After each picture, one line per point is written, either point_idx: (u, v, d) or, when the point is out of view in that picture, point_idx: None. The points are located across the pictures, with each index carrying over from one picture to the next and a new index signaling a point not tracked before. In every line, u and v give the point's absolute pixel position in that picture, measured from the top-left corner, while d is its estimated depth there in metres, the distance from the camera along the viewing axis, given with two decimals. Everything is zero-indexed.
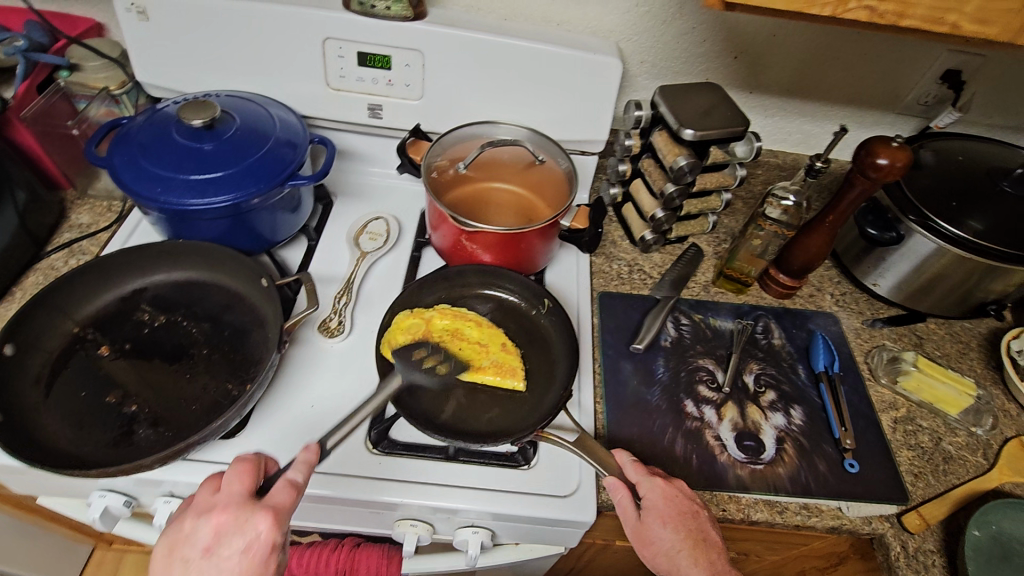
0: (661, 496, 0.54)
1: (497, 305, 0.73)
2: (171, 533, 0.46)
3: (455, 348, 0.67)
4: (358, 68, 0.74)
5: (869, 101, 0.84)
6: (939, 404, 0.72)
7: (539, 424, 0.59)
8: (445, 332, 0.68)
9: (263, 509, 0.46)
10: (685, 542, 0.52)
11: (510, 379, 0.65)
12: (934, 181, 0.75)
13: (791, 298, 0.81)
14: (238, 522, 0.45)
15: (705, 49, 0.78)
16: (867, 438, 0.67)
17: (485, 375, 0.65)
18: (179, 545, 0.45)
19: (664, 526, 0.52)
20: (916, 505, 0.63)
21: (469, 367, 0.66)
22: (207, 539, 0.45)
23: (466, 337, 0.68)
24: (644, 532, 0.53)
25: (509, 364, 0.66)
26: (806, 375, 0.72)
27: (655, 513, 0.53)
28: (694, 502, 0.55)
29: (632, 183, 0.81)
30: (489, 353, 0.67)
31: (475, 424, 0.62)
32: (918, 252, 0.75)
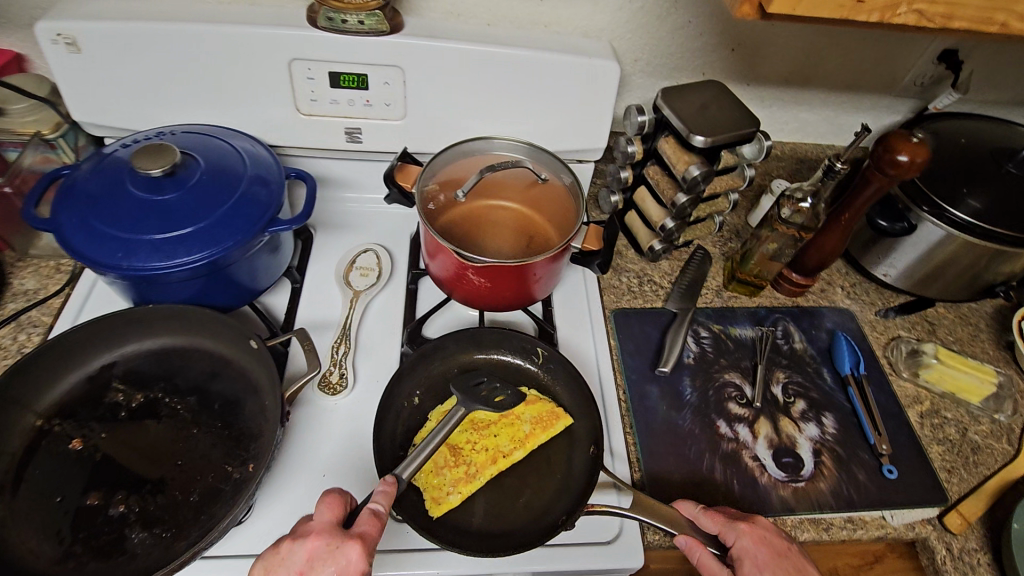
0: (749, 541, 0.51)
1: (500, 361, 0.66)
2: (263, 559, 0.43)
3: (495, 436, 0.58)
4: (331, 89, 0.67)
5: (866, 85, 0.81)
6: (961, 394, 0.71)
7: (585, 494, 0.54)
8: (466, 435, 0.58)
9: (354, 537, 0.44)
10: None
11: (559, 423, 0.59)
12: (941, 167, 0.73)
13: (802, 295, 0.80)
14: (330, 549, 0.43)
15: (702, 43, 0.74)
16: (899, 439, 0.66)
17: (539, 438, 0.58)
18: (273, 570, 0.42)
19: (761, 573, 0.49)
20: (954, 504, 0.63)
21: (518, 443, 0.57)
22: (301, 563, 0.43)
23: (489, 419, 0.59)
24: None
25: (545, 412, 0.60)
26: (832, 379, 0.70)
27: (749, 562, 0.50)
28: (785, 540, 0.52)
29: (637, 191, 0.76)
30: (526, 412, 0.60)
31: (513, 512, 0.54)
32: (928, 242, 0.74)
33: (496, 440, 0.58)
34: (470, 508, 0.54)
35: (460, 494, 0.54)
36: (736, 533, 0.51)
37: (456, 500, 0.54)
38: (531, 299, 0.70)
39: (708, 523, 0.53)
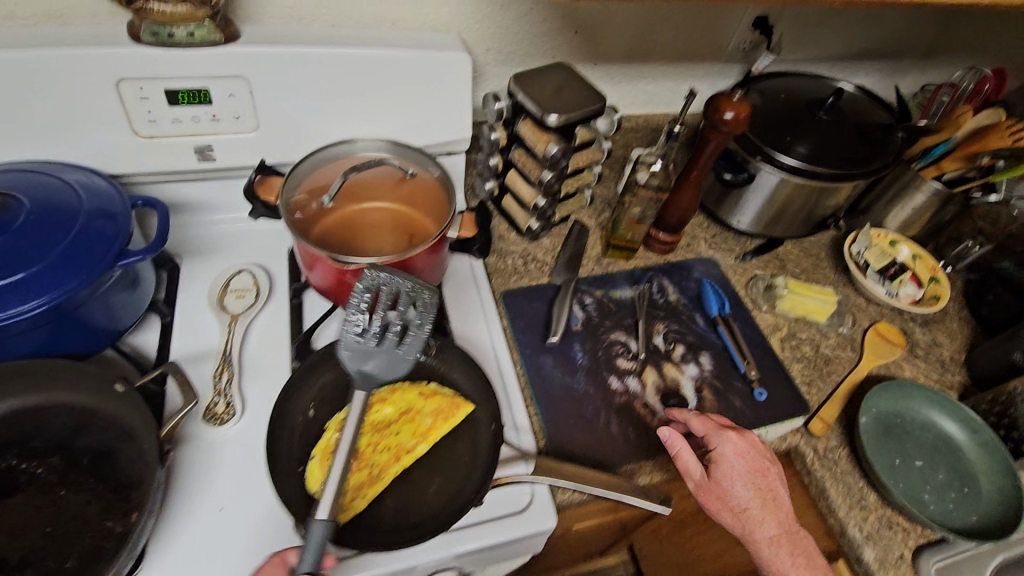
0: (733, 448, 0.61)
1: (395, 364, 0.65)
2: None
3: (397, 435, 0.59)
4: (171, 108, 0.63)
5: (698, 55, 0.89)
6: (811, 316, 0.81)
7: (490, 470, 0.56)
8: (368, 438, 0.58)
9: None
10: (757, 499, 0.60)
11: (459, 410, 0.61)
12: (769, 120, 0.83)
13: (672, 252, 0.87)
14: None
15: (546, 29, 0.77)
16: (765, 365, 0.74)
17: (441, 429, 0.59)
18: None
19: (741, 484, 0.60)
20: (816, 412, 0.72)
21: (421, 437, 0.58)
22: None
23: (390, 419, 0.60)
24: (713, 487, 0.61)
25: (444, 404, 0.61)
26: (703, 322, 0.77)
27: (733, 474, 0.60)
28: (766, 462, 0.62)
29: (507, 175, 0.79)
30: (427, 405, 0.61)
31: (424, 503, 0.55)
32: (766, 189, 0.83)
33: (398, 438, 0.58)
34: (380, 509, 0.55)
35: (365, 497, 0.54)
36: (720, 440, 0.61)
37: (362, 504, 0.54)
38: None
39: (700, 425, 0.63)
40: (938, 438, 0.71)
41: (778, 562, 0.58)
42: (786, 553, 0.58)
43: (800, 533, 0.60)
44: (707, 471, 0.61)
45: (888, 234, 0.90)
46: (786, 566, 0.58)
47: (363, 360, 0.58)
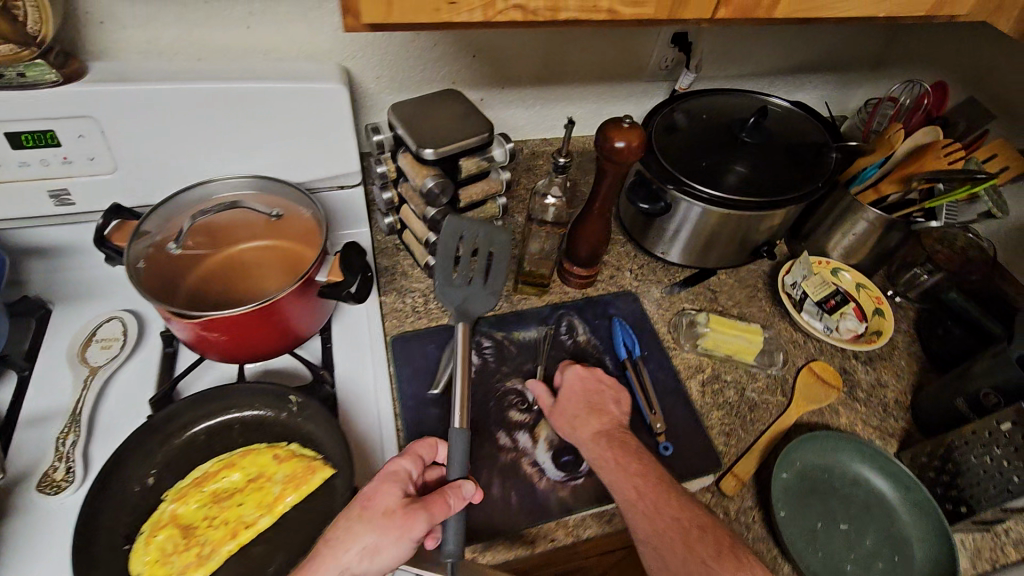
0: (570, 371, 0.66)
1: (255, 424, 0.60)
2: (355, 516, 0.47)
3: (239, 505, 0.55)
4: (14, 151, 0.59)
5: (617, 75, 0.84)
6: (737, 355, 0.74)
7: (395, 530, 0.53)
8: (206, 510, 0.54)
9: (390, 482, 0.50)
10: (586, 409, 0.62)
11: (313, 476, 0.56)
12: (687, 145, 0.77)
13: (593, 285, 0.80)
14: (352, 532, 0.46)
15: (439, 53, 0.73)
16: (677, 414, 0.68)
17: (290, 498, 0.55)
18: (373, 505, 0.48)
19: (569, 395, 0.63)
20: (730, 467, 0.65)
21: (266, 508, 0.54)
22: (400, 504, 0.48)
23: (235, 487, 0.55)
24: (553, 406, 0.63)
25: (298, 469, 0.56)
26: (612, 366, 0.71)
27: (568, 389, 0.64)
28: (609, 392, 0.64)
29: (403, 209, 0.74)
30: (279, 471, 0.56)
31: None
32: (689, 217, 0.76)
33: (240, 510, 0.54)
34: None
35: None
36: (561, 370, 0.67)
37: None
38: (308, 334, 0.66)
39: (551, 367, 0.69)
40: (870, 494, 0.64)
41: (603, 462, 0.58)
42: (600, 448, 0.58)
43: (630, 445, 0.59)
44: (551, 397, 0.65)
45: (829, 262, 0.83)
46: (609, 464, 0.57)
47: (461, 297, 0.62)
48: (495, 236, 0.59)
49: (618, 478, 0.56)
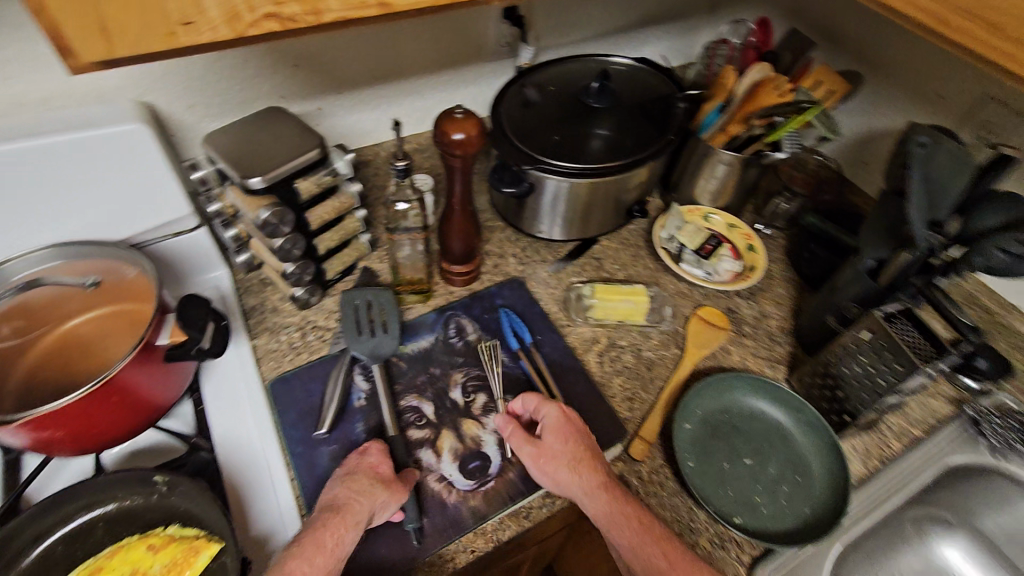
0: (557, 413, 0.58)
1: (120, 518, 0.53)
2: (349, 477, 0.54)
3: None
4: None
5: (459, 60, 0.81)
6: (627, 319, 0.74)
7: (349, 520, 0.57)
8: None
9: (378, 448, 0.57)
10: (582, 453, 0.55)
11: (196, 559, 0.50)
12: (538, 119, 0.75)
13: (477, 278, 0.78)
14: (368, 494, 0.51)
15: (253, 67, 0.66)
16: (578, 391, 0.67)
17: None
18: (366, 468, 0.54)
19: (562, 440, 0.56)
20: (638, 431, 0.64)
21: None
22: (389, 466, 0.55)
23: None
24: (542, 452, 0.55)
25: (177, 554, 0.51)
26: (507, 358, 0.69)
27: (556, 430, 0.56)
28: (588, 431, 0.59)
29: (253, 243, 0.68)
30: (157, 562, 0.51)
31: None
32: (558, 194, 0.75)
33: None
34: None
35: None
36: (542, 407, 0.59)
37: None
38: (172, 403, 0.60)
39: (525, 402, 0.60)
40: (768, 426, 0.65)
41: (612, 518, 0.51)
42: (612, 504, 0.52)
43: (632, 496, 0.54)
44: (533, 440, 0.57)
45: (699, 208, 0.86)
46: (622, 522, 0.51)
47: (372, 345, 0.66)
48: (381, 299, 0.69)
49: (638, 540, 0.50)
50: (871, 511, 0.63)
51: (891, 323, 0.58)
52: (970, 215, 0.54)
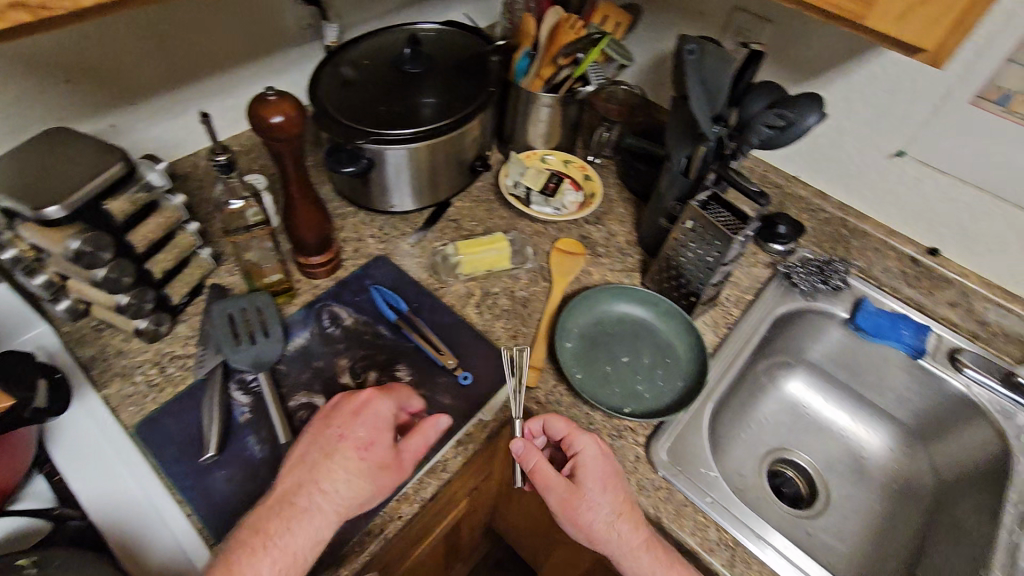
0: (595, 452, 0.56)
1: None
2: (319, 462, 0.49)
3: None
4: None
5: (262, 49, 0.77)
6: (494, 267, 0.77)
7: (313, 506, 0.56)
8: None
9: (365, 414, 0.52)
10: (620, 502, 0.55)
11: None
12: (359, 94, 0.74)
13: (340, 265, 0.76)
14: (363, 492, 0.49)
15: (14, 88, 0.58)
16: (465, 342, 0.68)
17: None
18: (348, 450, 0.50)
19: (606, 489, 0.54)
20: (528, 362, 0.68)
21: None
22: (366, 435, 0.51)
23: None
24: (576, 498, 0.54)
25: None
26: (389, 332, 0.68)
27: (595, 475, 0.55)
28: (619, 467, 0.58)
29: (71, 284, 0.61)
30: None
31: None
32: (398, 165, 0.75)
33: None
34: None
35: None
36: (579, 442, 0.56)
37: None
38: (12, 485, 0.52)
39: (556, 424, 0.57)
40: (637, 324, 0.73)
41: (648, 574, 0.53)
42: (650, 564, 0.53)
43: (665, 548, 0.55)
44: (570, 483, 0.55)
45: (536, 152, 0.91)
46: None
47: (251, 353, 0.61)
48: (255, 305, 0.65)
49: None
50: (735, 369, 0.72)
51: (708, 210, 0.68)
52: (744, 104, 0.65)
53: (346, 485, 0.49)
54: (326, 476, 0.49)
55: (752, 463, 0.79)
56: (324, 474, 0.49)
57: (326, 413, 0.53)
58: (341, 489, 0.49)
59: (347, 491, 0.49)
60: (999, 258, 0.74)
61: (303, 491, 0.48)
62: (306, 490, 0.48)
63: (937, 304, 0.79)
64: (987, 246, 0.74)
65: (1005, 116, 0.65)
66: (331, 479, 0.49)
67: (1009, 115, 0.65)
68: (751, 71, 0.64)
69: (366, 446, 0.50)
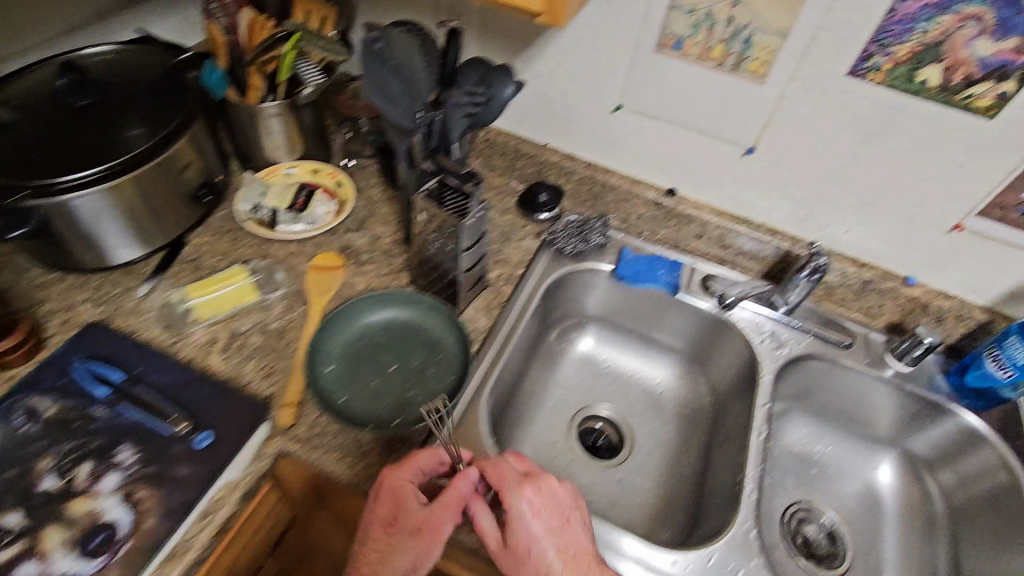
0: (534, 506, 0.54)
1: None
2: (383, 540, 0.52)
3: None
4: None
5: None
6: (238, 303, 0.70)
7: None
8: None
9: (414, 467, 0.55)
10: (559, 562, 0.52)
11: None
12: (14, 142, 0.62)
13: (44, 345, 0.64)
14: (410, 548, 0.51)
15: None
16: (204, 397, 0.61)
17: None
18: (405, 516, 0.52)
19: (541, 549, 0.52)
20: (282, 400, 0.62)
21: None
22: (416, 499, 0.53)
23: None
24: (504, 561, 0.52)
25: None
26: (107, 410, 0.59)
27: (523, 534, 0.53)
28: (573, 509, 0.55)
29: None
30: None
31: None
32: (93, 216, 0.64)
33: None
34: None
35: None
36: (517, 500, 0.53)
37: None
38: None
39: (494, 476, 0.54)
40: (402, 327, 0.70)
41: None
42: None
43: None
44: (500, 542, 0.53)
45: (279, 167, 0.83)
46: None
47: None
48: None
49: None
50: (507, 346, 0.73)
51: (447, 196, 0.65)
52: (455, 85, 0.63)
53: (406, 555, 0.51)
54: (394, 535, 0.52)
55: (561, 430, 0.81)
56: (392, 552, 0.51)
57: (390, 474, 0.54)
58: (406, 562, 0.51)
59: (413, 564, 0.51)
60: (721, 188, 0.80)
61: (385, 545, 0.52)
62: (379, 551, 0.52)
63: (685, 237, 0.86)
64: (708, 179, 0.80)
65: (682, 59, 0.69)
66: (402, 555, 0.51)
67: (686, 58, 0.69)
68: (456, 49, 0.62)
69: (401, 503, 0.53)
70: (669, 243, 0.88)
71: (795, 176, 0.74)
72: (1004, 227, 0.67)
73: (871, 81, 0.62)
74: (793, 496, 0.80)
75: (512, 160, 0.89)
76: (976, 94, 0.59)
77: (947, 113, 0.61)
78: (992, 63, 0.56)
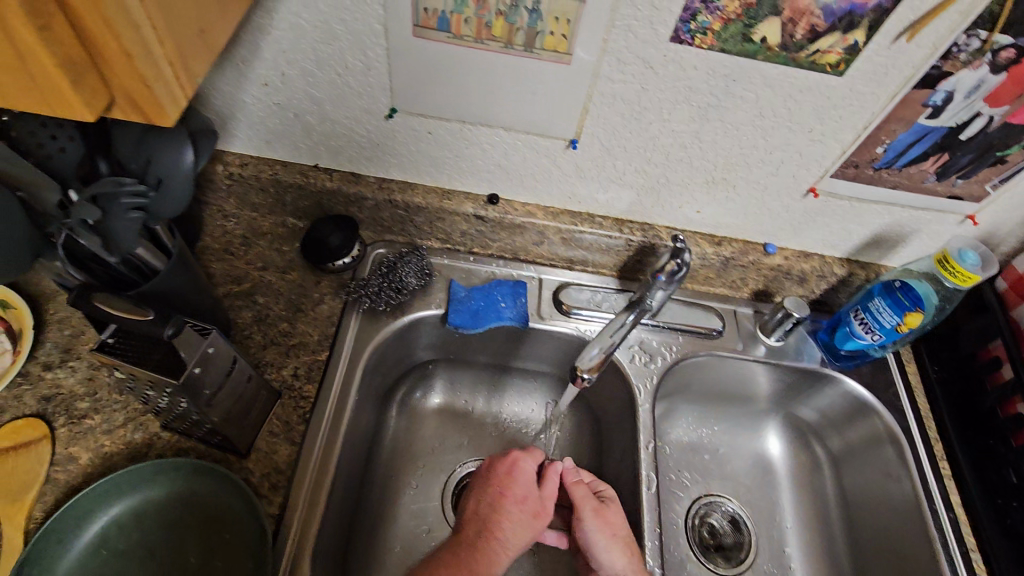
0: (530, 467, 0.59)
1: None
2: (487, 507, 0.55)
3: None
4: None
5: None
6: None
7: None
8: None
9: (529, 458, 0.60)
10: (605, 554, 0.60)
11: None
12: None
13: None
14: (532, 525, 0.55)
15: None
16: None
17: None
18: (511, 502, 0.56)
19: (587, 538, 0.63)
20: None
21: None
22: (531, 486, 0.58)
23: None
24: (536, 528, 0.56)
25: None
26: None
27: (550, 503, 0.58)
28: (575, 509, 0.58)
29: None
30: None
31: None
32: None
33: None
34: None
35: None
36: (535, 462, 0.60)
37: None
38: None
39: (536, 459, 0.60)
40: (158, 512, 0.49)
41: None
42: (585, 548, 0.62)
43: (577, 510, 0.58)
44: (536, 513, 0.56)
45: None
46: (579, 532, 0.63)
47: None
48: None
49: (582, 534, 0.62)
50: (324, 477, 0.54)
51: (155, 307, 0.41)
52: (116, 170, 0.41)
53: (530, 530, 0.55)
54: (523, 515, 0.55)
55: (433, 516, 0.67)
56: (512, 527, 0.54)
57: (502, 463, 0.59)
58: (531, 530, 0.55)
59: (524, 533, 0.54)
60: (552, 188, 0.64)
61: (490, 517, 0.54)
62: (489, 516, 0.54)
63: (526, 245, 0.69)
64: (535, 179, 0.62)
65: (456, 43, 0.48)
66: (525, 525, 0.55)
67: (460, 40, 0.48)
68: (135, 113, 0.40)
69: (518, 501, 0.56)
70: (506, 255, 0.71)
71: (633, 164, 0.59)
72: (859, 185, 0.59)
73: (699, 46, 0.46)
74: (693, 493, 0.74)
75: (276, 195, 0.65)
76: (822, 50, 0.46)
77: (791, 74, 0.48)
78: (837, 9, 0.43)
